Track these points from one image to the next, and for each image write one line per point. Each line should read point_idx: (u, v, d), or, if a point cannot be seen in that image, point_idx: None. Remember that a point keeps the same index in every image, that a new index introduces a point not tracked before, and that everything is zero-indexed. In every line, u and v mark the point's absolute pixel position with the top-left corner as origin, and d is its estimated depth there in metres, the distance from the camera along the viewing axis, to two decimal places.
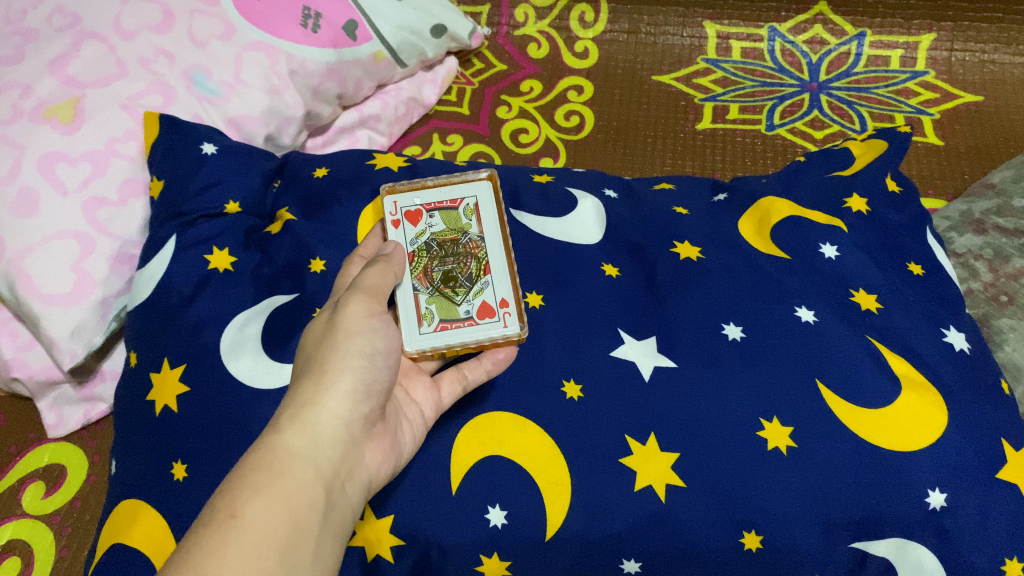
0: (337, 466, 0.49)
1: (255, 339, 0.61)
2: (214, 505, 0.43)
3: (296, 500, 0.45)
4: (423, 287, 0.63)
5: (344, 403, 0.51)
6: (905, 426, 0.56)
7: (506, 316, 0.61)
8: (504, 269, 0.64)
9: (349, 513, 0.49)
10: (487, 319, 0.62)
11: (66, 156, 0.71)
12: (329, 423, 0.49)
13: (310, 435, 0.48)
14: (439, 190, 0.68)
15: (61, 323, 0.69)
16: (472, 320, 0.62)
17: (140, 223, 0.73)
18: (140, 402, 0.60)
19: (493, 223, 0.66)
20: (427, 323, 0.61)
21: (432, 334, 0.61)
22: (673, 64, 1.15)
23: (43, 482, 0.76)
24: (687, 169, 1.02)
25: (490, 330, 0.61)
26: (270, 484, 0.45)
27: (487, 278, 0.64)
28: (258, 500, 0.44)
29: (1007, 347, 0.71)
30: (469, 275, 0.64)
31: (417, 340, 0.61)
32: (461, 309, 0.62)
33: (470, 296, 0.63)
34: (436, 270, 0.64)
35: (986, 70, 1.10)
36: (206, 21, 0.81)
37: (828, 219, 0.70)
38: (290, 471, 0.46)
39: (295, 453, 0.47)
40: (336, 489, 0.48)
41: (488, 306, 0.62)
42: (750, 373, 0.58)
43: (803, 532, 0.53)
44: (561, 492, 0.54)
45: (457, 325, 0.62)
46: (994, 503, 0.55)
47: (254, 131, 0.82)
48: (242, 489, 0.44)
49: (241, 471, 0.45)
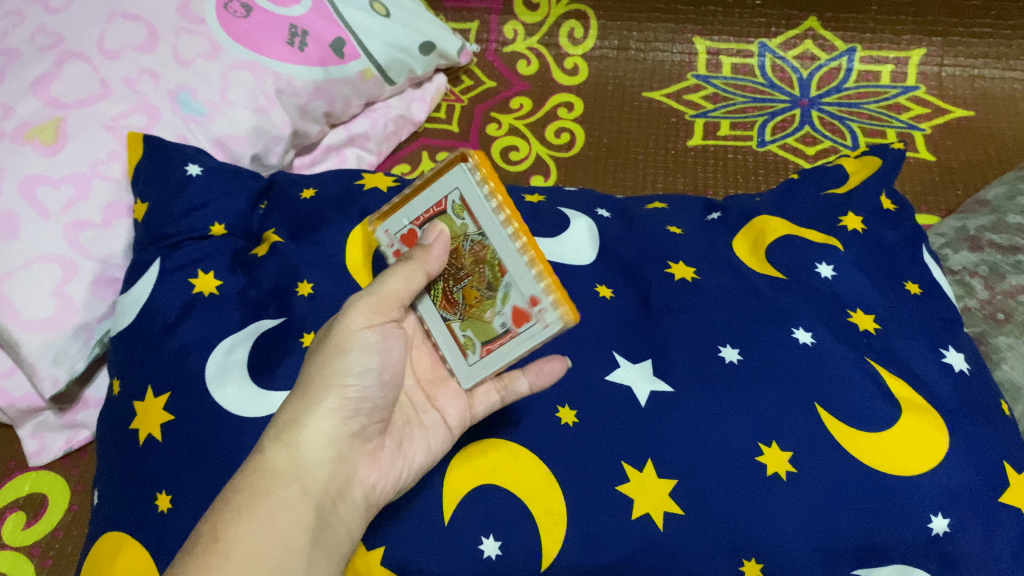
0: (324, 485, 0.49)
1: (243, 365, 0.60)
2: (198, 530, 0.44)
3: (281, 521, 0.45)
4: (450, 311, 0.57)
5: (331, 421, 0.50)
6: (906, 449, 0.55)
7: (542, 315, 0.51)
8: (512, 257, 0.51)
9: (343, 532, 0.48)
10: (526, 324, 0.52)
11: (47, 178, 0.70)
12: (318, 442, 0.49)
13: (297, 454, 0.48)
14: (422, 198, 0.57)
15: (42, 349, 0.67)
16: (510, 332, 0.53)
17: (124, 245, 0.71)
18: (123, 430, 0.58)
19: (483, 211, 0.52)
20: (472, 351, 0.57)
21: (478, 359, 0.56)
22: (664, 80, 1.15)
23: (23, 512, 0.74)
24: (679, 185, 1.00)
25: (534, 336, 0.51)
26: (253, 507, 0.45)
27: (505, 279, 0.52)
28: (241, 522, 0.44)
29: (1005, 365, 0.70)
30: (488, 283, 0.53)
31: (469, 373, 0.57)
32: (496, 323, 0.54)
33: (500, 304, 0.53)
34: (458, 288, 0.56)
35: (976, 85, 1.10)
36: (191, 40, 0.80)
37: (824, 237, 0.69)
38: (273, 492, 0.46)
39: (279, 474, 0.47)
40: (326, 507, 0.48)
41: (520, 310, 0.52)
42: (747, 395, 0.57)
43: (804, 559, 0.52)
44: (556, 521, 0.52)
45: (492, 346, 0.55)
46: (997, 527, 0.54)
47: (240, 151, 0.81)
48: (225, 512, 0.44)
49: (225, 494, 0.46)
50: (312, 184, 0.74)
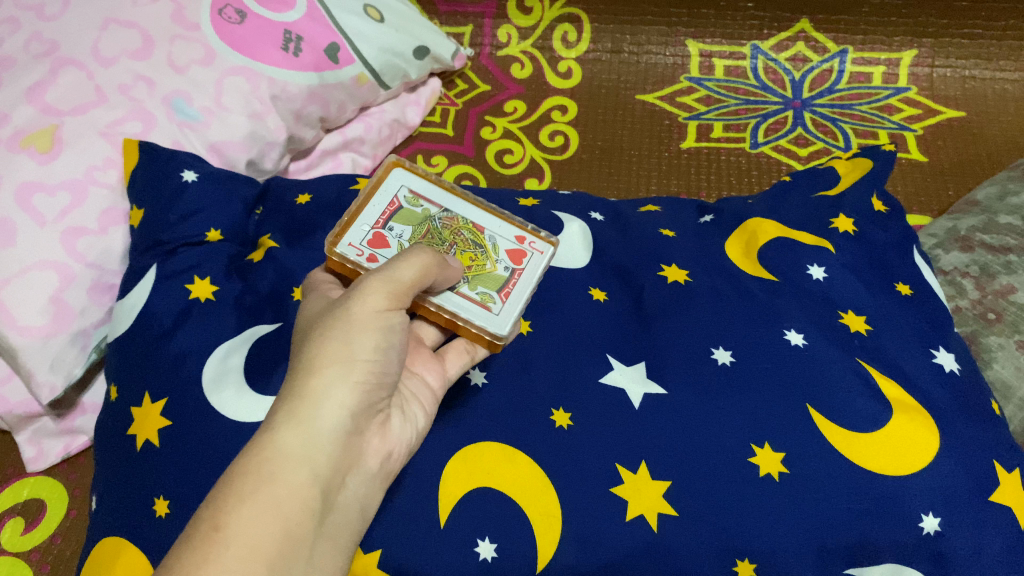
0: (336, 464, 0.48)
1: (239, 368, 0.60)
2: (199, 515, 0.43)
3: (287, 506, 0.44)
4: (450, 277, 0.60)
5: (348, 397, 0.49)
6: (898, 449, 0.56)
7: (533, 244, 0.64)
8: (486, 215, 0.65)
9: (348, 509, 0.49)
10: (526, 258, 0.63)
11: (43, 185, 0.70)
12: (334, 418, 0.49)
13: (311, 433, 0.47)
14: (371, 204, 0.63)
15: (40, 355, 0.68)
16: (516, 270, 0.62)
17: (120, 252, 0.72)
18: (121, 436, 0.59)
19: (439, 194, 0.65)
20: (492, 303, 0.60)
21: (503, 306, 0.60)
22: (657, 83, 1.15)
23: (22, 518, 0.74)
24: (673, 187, 1.00)
25: (538, 262, 0.63)
26: (259, 491, 0.44)
27: (487, 233, 0.64)
28: (244, 510, 0.43)
29: (995, 365, 0.71)
30: (474, 242, 0.63)
31: (500, 321, 0.59)
32: (501, 270, 0.62)
33: (494, 256, 0.63)
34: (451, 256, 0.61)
35: (967, 86, 1.11)
36: (186, 46, 0.80)
37: (816, 239, 0.69)
38: (283, 475, 0.45)
39: (290, 454, 0.46)
40: (333, 488, 0.48)
41: (514, 249, 0.63)
42: (740, 397, 0.57)
43: (797, 559, 0.52)
44: (552, 523, 0.53)
45: (507, 286, 0.61)
46: (988, 525, 0.54)
47: (235, 157, 0.81)
48: (229, 497, 0.43)
49: (228, 478, 0.45)
50: (308, 190, 0.74)
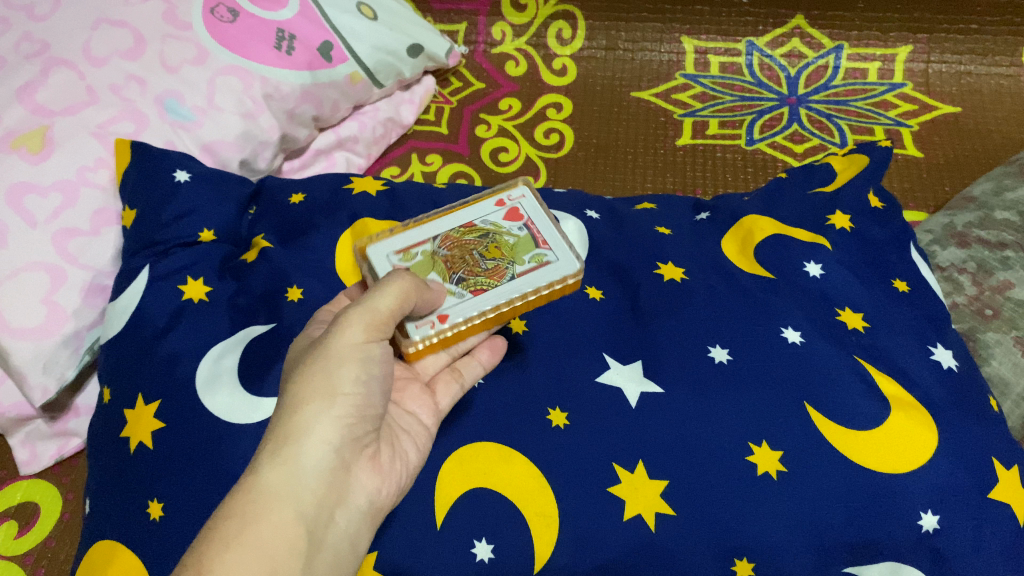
0: (321, 499, 0.49)
1: (232, 371, 0.59)
2: (185, 562, 0.44)
3: (270, 548, 0.46)
4: (502, 272, 0.61)
5: (332, 431, 0.51)
6: (896, 446, 0.56)
7: (511, 198, 0.66)
8: (460, 215, 0.65)
9: (342, 546, 0.49)
10: (521, 211, 0.65)
11: (34, 186, 0.69)
12: (318, 454, 0.50)
13: (295, 470, 0.49)
14: None
15: (32, 358, 0.67)
16: (526, 222, 0.64)
17: (113, 253, 0.71)
18: (115, 439, 0.58)
19: (418, 234, 0.64)
20: (547, 254, 0.62)
21: (553, 250, 0.62)
22: (652, 80, 1.15)
23: (15, 521, 0.73)
24: (669, 185, 1.00)
25: (529, 202, 0.66)
26: (242, 533, 0.45)
27: (478, 224, 0.64)
28: (228, 553, 0.44)
29: (993, 361, 0.70)
30: (477, 241, 0.63)
31: (568, 264, 0.61)
32: (517, 232, 0.64)
33: (501, 231, 0.64)
34: (483, 260, 0.62)
35: (963, 81, 1.11)
36: (178, 46, 0.79)
37: (813, 236, 0.69)
38: (265, 515, 0.46)
39: (274, 493, 0.47)
40: (321, 524, 0.49)
41: (506, 212, 0.65)
42: (738, 395, 0.57)
43: (796, 558, 0.52)
44: (548, 524, 0.52)
45: (536, 235, 0.63)
46: (986, 523, 0.54)
47: (228, 156, 0.81)
48: (213, 541, 0.44)
49: (215, 521, 0.46)
50: (301, 189, 0.74)
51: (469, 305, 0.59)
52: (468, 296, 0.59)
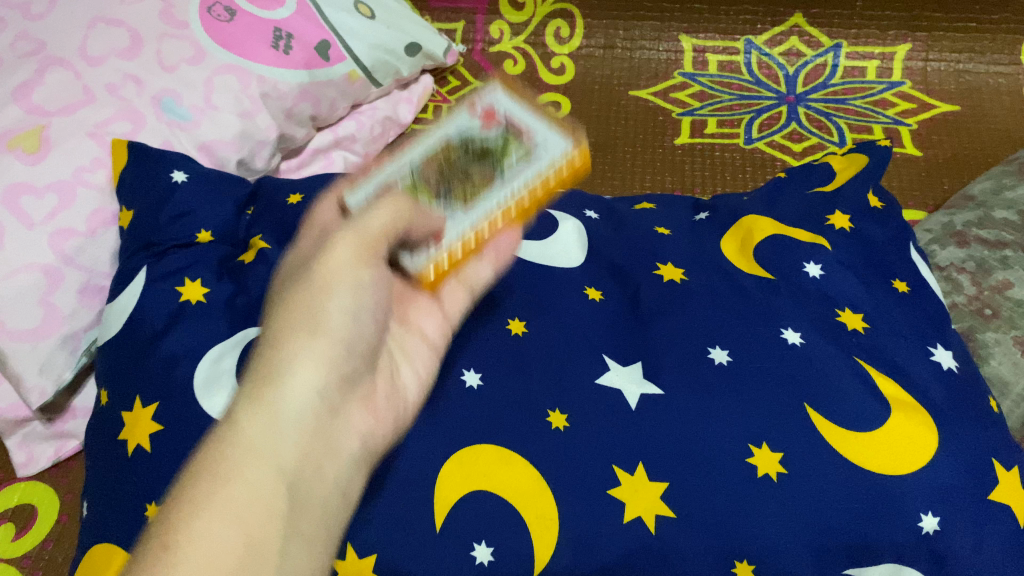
0: (303, 448, 0.46)
1: (230, 372, 0.58)
2: (151, 533, 0.40)
3: (249, 504, 0.42)
4: (487, 180, 0.62)
5: (314, 369, 0.48)
6: (896, 448, 0.56)
7: (474, 104, 0.68)
8: (433, 130, 0.66)
9: (328, 500, 0.46)
10: (496, 112, 0.68)
11: (31, 187, 0.69)
12: (301, 394, 0.47)
13: (273, 412, 0.45)
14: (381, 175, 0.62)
15: (29, 358, 0.67)
16: (495, 117, 0.67)
17: (110, 254, 0.71)
18: (113, 442, 0.58)
19: (399, 160, 0.65)
20: (529, 141, 0.65)
21: (536, 137, 0.65)
22: (650, 78, 1.15)
23: (12, 524, 0.73)
24: (668, 185, 0.99)
25: (502, 103, 0.69)
26: (215, 492, 0.41)
27: (448, 134, 0.66)
28: (199, 518, 0.40)
29: (993, 361, 0.70)
30: (458, 147, 0.65)
31: (556, 147, 0.64)
32: (494, 131, 0.66)
33: (472, 126, 0.66)
34: (467, 166, 0.63)
35: (961, 79, 1.11)
36: (175, 45, 0.79)
37: (812, 236, 0.69)
38: (241, 472, 0.43)
39: (252, 441, 0.44)
40: (305, 476, 0.45)
41: (483, 113, 0.68)
42: (738, 396, 0.57)
43: (797, 560, 0.52)
44: (548, 526, 0.52)
45: (515, 131, 0.65)
46: (986, 524, 0.54)
47: (226, 155, 0.80)
48: (184, 501, 0.41)
49: (185, 480, 0.42)
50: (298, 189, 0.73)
51: (465, 220, 0.60)
52: (462, 214, 0.60)
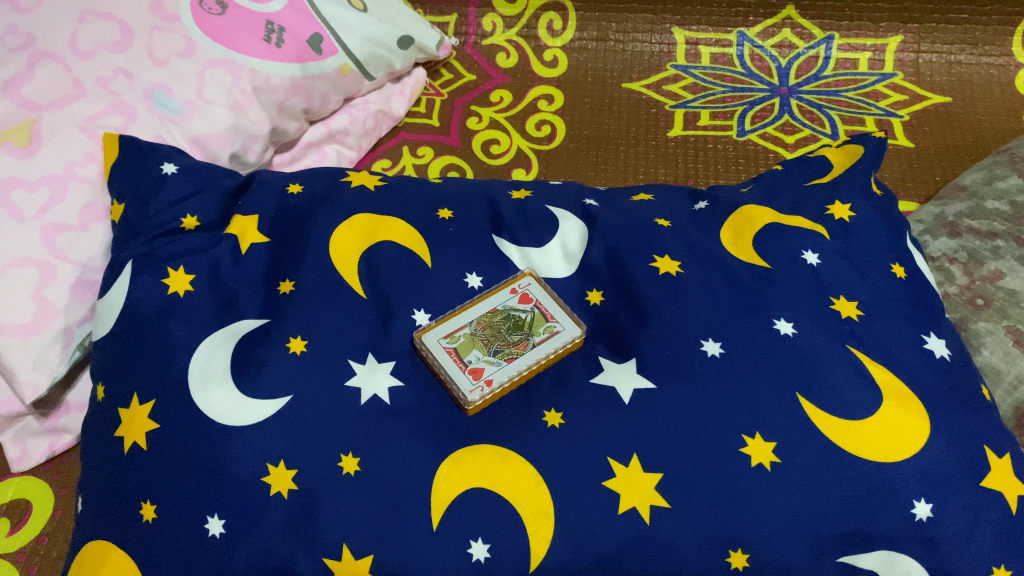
0: None
1: (225, 369, 0.58)
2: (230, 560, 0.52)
3: None
4: (526, 341, 0.61)
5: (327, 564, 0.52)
6: (889, 436, 0.56)
7: None
8: None
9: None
10: None
11: (22, 182, 0.69)
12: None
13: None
14: (436, 357, 0.60)
15: (21, 354, 0.66)
16: None
17: (101, 248, 0.71)
18: (108, 438, 0.58)
19: None
20: None
21: None
22: (643, 71, 1.15)
23: (7, 519, 0.72)
24: (660, 176, 0.99)
25: None
26: None
27: None
28: None
29: (985, 350, 0.71)
30: None
31: None
32: None
33: None
34: (509, 334, 0.62)
35: (953, 70, 1.12)
36: (166, 38, 0.79)
37: (810, 225, 0.69)
38: None
39: None
40: None
41: None
42: (732, 387, 0.57)
43: (791, 548, 0.52)
44: (544, 521, 0.53)
45: (546, 310, 0.63)
46: (979, 509, 0.55)
47: (218, 149, 0.80)
48: None
49: None
50: (297, 180, 0.73)
51: (508, 371, 0.59)
52: (506, 364, 0.60)
